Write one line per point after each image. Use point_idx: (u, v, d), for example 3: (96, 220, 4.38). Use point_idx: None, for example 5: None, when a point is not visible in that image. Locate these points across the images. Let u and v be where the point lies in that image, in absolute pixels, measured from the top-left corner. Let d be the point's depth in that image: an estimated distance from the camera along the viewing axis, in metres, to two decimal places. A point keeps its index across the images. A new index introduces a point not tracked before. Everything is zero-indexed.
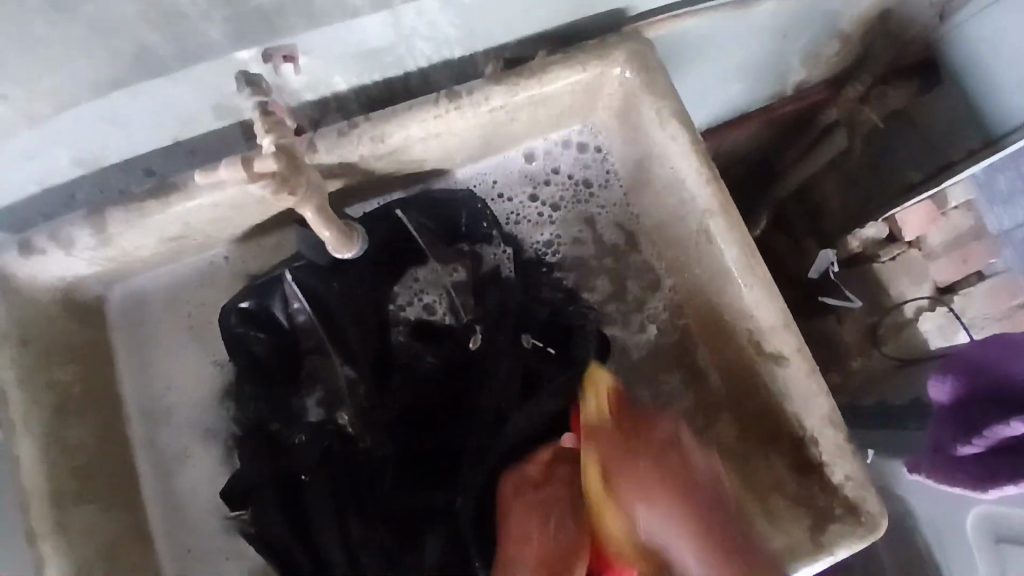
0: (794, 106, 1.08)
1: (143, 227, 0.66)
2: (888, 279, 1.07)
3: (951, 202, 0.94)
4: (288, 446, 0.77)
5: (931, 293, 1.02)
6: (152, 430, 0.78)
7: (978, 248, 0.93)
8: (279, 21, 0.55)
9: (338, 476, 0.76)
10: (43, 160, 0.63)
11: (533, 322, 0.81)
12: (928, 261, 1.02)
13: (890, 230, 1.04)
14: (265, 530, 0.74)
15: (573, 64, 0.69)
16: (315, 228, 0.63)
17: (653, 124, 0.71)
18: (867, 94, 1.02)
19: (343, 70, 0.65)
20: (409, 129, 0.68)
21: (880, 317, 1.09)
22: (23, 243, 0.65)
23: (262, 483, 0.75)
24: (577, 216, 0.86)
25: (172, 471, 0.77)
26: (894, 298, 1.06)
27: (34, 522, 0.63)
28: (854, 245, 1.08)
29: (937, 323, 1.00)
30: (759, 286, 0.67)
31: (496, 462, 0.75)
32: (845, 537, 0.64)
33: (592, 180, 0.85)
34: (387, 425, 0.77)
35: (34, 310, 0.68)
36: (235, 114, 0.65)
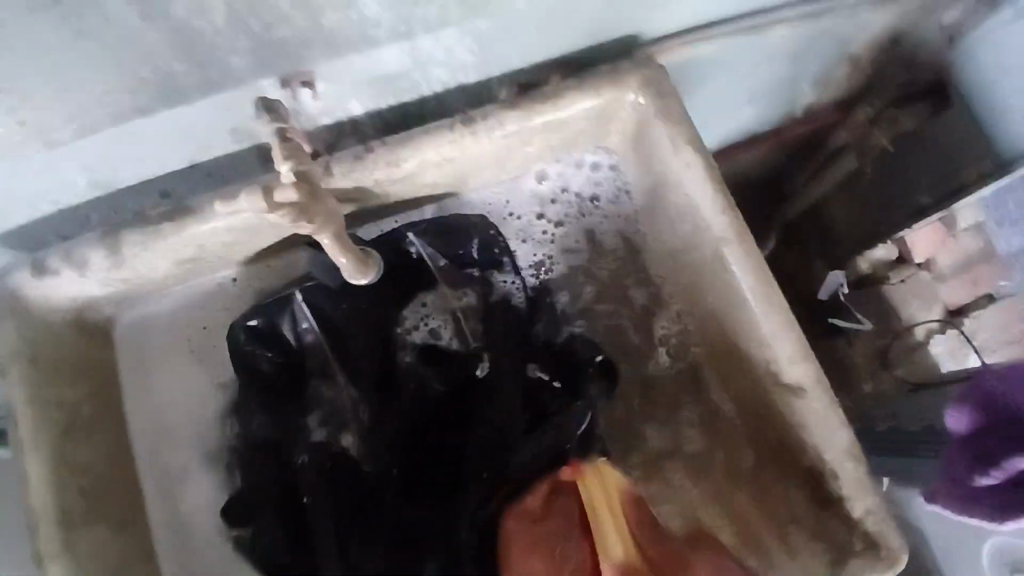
0: (800, 130, 1.08)
1: (157, 250, 0.65)
2: (898, 304, 1.07)
3: (959, 223, 0.94)
4: (287, 467, 0.75)
5: (942, 316, 1.02)
6: (155, 453, 0.76)
7: (989, 269, 0.93)
8: (300, 52, 0.56)
9: (338, 497, 0.74)
10: (58, 181, 0.63)
11: (539, 352, 0.81)
12: (937, 283, 1.02)
13: (901, 251, 1.03)
14: (265, 547, 0.73)
15: (587, 90, 0.70)
16: (333, 254, 0.63)
17: (667, 149, 0.71)
18: (876, 118, 1.02)
19: (359, 94, 0.66)
20: (424, 153, 0.68)
21: (890, 340, 1.09)
22: (37, 264, 0.65)
23: (261, 499, 0.74)
24: (579, 232, 0.86)
25: (176, 495, 0.76)
26: (906, 320, 1.06)
27: (39, 547, 0.62)
28: (863, 265, 1.08)
29: (951, 347, 1.01)
30: (774, 315, 0.66)
31: (499, 495, 0.73)
32: (868, 574, 0.62)
33: (601, 195, 0.84)
34: (390, 447, 0.76)
35: (43, 329, 0.68)
36: (251, 138, 0.65)
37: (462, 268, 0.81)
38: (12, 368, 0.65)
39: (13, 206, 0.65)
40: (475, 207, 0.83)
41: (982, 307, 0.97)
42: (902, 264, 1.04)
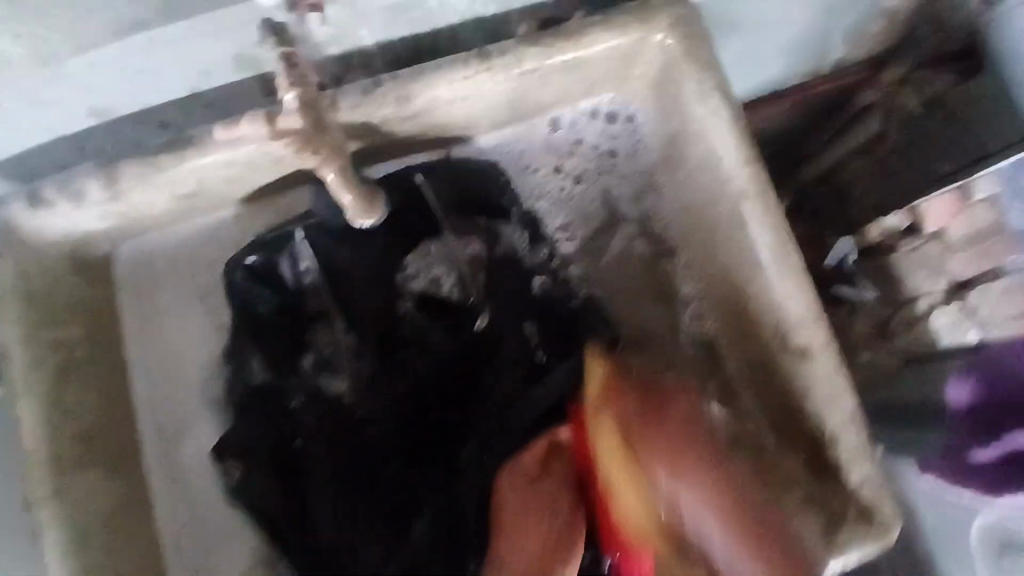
0: (828, 87, 1.02)
1: (152, 183, 0.62)
2: (905, 272, 0.94)
3: (975, 194, 0.81)
4: (286, 411, 0.74)
5: (951, 286, 0.88)
6: (156, 395, 0.75)
7: (999, 241, 0.81)
8: None
9: (338, 444, 0.75)
10: (47, 106, 0.59)
11: (535, 304, 0.80)
12: (947, 254, 0.87)
13: (911, 219, 0.89)
14: (251, 492, 0.72)
15: (613, 27, 0.66)
16: (336, 190, 0.60)
17: (694, 96, 0.67)
18: (907, 78, 0.97)
19: (369, 22, 0.61)
20: (435, 91, 0.64)
21: (892, 311, 0.97)
22: (33, 195, 0.62)
23: (254, 442, 0.73)
24: (597, 193, 0.82)
25: (176, 436, 0.75)
26: (908, 291, 0.94)
27: (36, 484, 0.61)
28: (873, 234, 0.96)
29: (951, 318, 0.89)
30: (792, 274, 0.64)
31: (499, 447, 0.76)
32: (858, 540, 0.60)
33: (618, 150, 0.80)
34: (389, 395, 0.76)
35: (40, 265, 0.65)
36: (255, 65, 0.61)
37: (467, 217, 0.79)
38: (6, 302, 0.62)
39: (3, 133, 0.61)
40: (484, 155, 0.78)
41: (990, 280, 0.83)
42: (913, 232, 0.90)
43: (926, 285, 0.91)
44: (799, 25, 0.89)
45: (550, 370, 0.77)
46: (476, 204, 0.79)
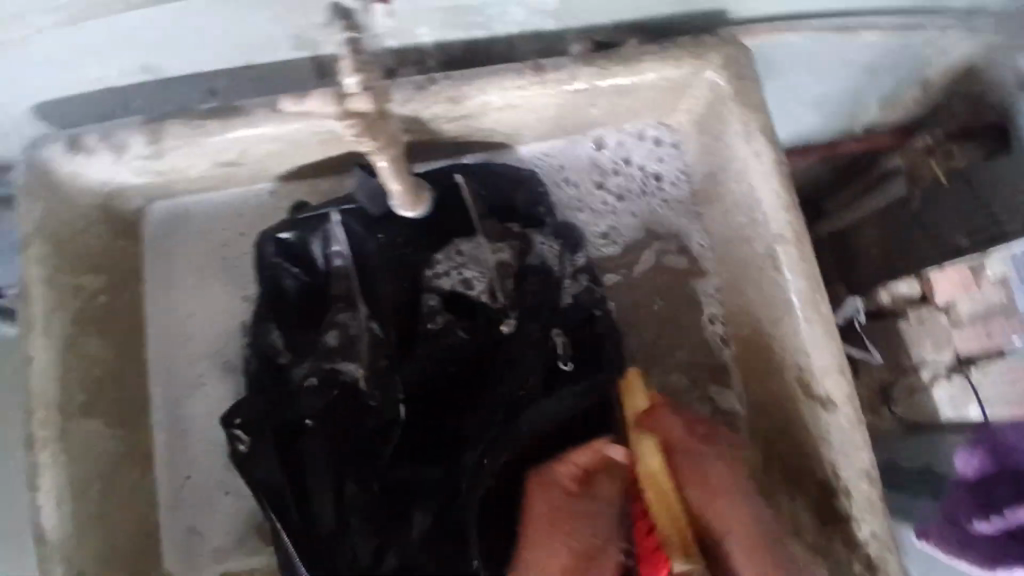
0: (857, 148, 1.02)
1: (198, 146, 0.63)
2: (912, 340, 1.00)
3: (987, 271, 0.86)
4: (297, 391, 0.72)
5: (951, 360, 0.93)
6: (167, 355, 0.75)
7: (1003, 324, 0.85)
8: None
9: (346, 432, 0.73)
10: (102, 59, 0.60)
11: (564, 315, 0.75)
12: (953, 328, 0.92)
13: (923, 289, 0.96)
14: (263, 471, 0.71)
15: (667, 59, 0.67)
16: (386, 179, 0.60)
17: (738, 136, 0.68)
18: (935, 147, 0.95)
19: (430, 21, 0.62)
20: (488, 96, 0.65)
21: (899, 373, 1.03)
22: (74, 139, 0.62)
23: (268, 415, 0.72)
24: (641, 210, 0.82)
25: (179, 397, 0.75)
26: (914, 359, 1.00)
27: (37, 426, 0.61)
28: (884, 298, 1.02)
29: (951, 392, 0.95)
30: (818, 321, 0.65)
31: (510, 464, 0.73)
32: None
33: (664, 176, 0.81)
34: (404, 388, 0.73)
35: (72, 211, 0.65)
36: (313, 48, 0.62)
37: (504, 222, 0.76)
38: (34, 241, 0.62)
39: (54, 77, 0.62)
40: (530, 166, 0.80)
41: (991, 360, 0.87)
42: (925, 302, 0.96)
43: (930, 355, 0.97)
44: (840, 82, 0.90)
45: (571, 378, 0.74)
46: (513, 209, 0.77)
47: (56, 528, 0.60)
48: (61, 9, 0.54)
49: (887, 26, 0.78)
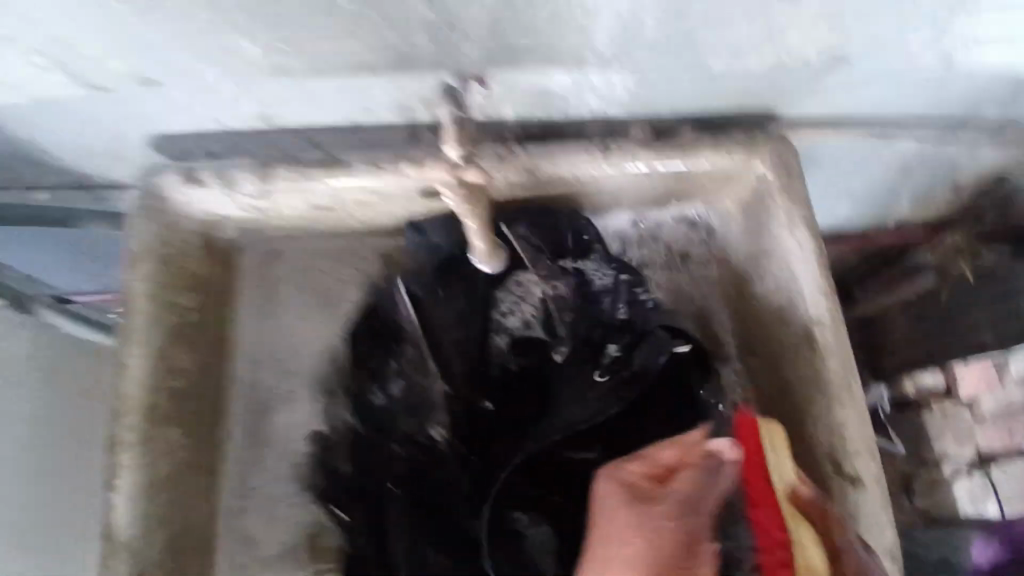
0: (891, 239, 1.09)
1: (302, 191, 0.71)
2: (933, 434, 1.07)
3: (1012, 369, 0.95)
4: (379, 456, 0.74)
5: (971, 457, 1.01)
6: (250, 375, 0.81)
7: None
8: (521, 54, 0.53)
9: (426, 491, 0.72)
10: (229, 108, 0.66)
11: (614, 332, 0.74)
12: (976, 426, 1.00)
13: (947, 382, 1.03)
14: (357, 541, 0.73)
15: (723, 152, 0.74)
16: (470, 237, 0.72)
17: (782, 226, 0.75)
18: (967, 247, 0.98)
19: (514, 102, 0.71)
20: (559, 168, 0.73)
21: (917, 468, 1.09)
22: (189, 173, 0.70)
23: (356, 490, 0.74)
24: (666, 282, 0.87)
25: (262, 424, 0.80)
26: (937, 452, 1.06)
27: (123, 429, 0.67)
28: (907, 387, 1.09)
29: (971, 490, 1.01)
30: (851, 404, 0.72)
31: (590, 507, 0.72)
32: None
33: (691, 253, 0.87)
34: (473, 439, 0.73)
35: (179, 236, 0.73)
36: (411, 115, 0.70)
37: (557, 258, 0.76)
38: (145, 260, 0.70)
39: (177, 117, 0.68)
40: None
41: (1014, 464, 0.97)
42: (948, 397, 1.03)
43: (954, 452, 1.04)
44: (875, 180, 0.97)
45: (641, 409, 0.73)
46: (565, 244, 0.77)
47: (127, 525, 0.65)
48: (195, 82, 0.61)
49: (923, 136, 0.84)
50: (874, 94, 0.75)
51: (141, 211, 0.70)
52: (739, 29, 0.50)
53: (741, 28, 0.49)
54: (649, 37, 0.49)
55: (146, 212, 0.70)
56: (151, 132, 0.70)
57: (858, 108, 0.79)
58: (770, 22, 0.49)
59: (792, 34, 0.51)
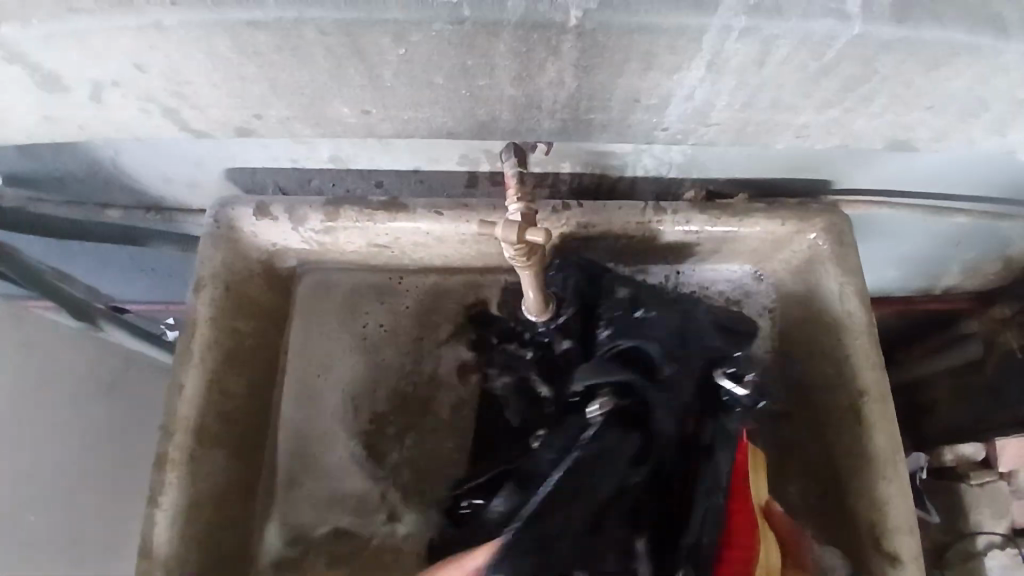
0: (933, 306, 1.07)
1: (363, 229, 0.74)
2: (970, 505, 1.07)
3: None
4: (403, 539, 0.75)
5: (1005, 531, 1.05)
6: (297, 411, 0.80)
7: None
8: (595, 132, 0.51)
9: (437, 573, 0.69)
10: (307, 147, 0.71)
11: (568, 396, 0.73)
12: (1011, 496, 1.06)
13: (988, 452, 1.06)
14: None
15: (774, 218, 0.76)
16: (526, 287, 0.71)
17: (832, 294, 0.76)
18: (1011, 318, 1.02)
19: (571, 159, 0.73)
20: (611, 225, 0.74)
21: (951, 539, 1.07)
22: (261, 206, 0.74)
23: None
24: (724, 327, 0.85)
25: (311, 468, 0.78)
26: (971, 525, 1.06)
27: (173, 446, 0.68)
28: (948, 456, 1.08)
29: (1001, 563, 1.02)
30: (895, 481, 0.70)
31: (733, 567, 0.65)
32: None
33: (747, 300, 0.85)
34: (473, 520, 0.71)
35: (243, 263, 0.76)
36: (472, 165, 0.73)
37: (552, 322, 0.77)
38: (209, 284, 0.73)
39: (256, 152, 0.73)
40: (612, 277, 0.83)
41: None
42: (986, 469, 1.06)
43: (989, 526, 1.05)
44: (923, 250, 0.96)
45: (608, 477, 0.65)
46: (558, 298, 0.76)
47: (165, 543, 0.65)
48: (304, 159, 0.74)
49: (975, 212, 0.83)
50: (928, 167, 0.76)
51: (210, 238, 0.74)
52: (809, 118, 0.51)
53: (813, 117, 0.51)
54: (719, 120, 0.51)
55: (215, 239, 0.74)
56: (229, 166, 0.75)
57: (913, 182, 0.79)
58: (841, 113, 0.51)
59: (862, 123, 0.52)
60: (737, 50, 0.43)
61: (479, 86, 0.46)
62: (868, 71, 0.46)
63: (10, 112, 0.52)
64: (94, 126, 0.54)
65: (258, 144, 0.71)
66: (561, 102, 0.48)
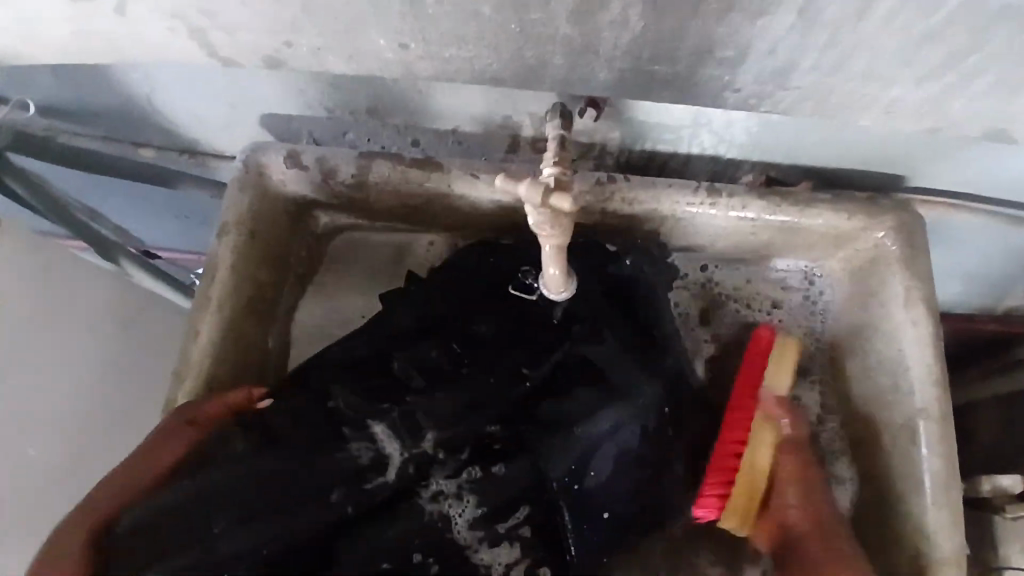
0: (994, 328, 0.95)
1: (396, 186, 0.70)
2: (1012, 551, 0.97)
3: None
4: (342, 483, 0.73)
5: None
6: None
7: None
8: (656, 90, 0.46)
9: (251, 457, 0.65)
10: (345, 95, 0.68)
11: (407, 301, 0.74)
12: None
13: None
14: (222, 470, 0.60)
15: (838, 209, 0.69)
16: (545, 263, 0.60)
17: (898, 302, 0.69)
18: None
19: (622, 129, 0.68)
20: (660, 204, 0.68)
21: None
22: (291, 152, 0.70)
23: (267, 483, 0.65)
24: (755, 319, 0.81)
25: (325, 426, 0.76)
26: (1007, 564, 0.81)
27: (182, 393, 0.64)
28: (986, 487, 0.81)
29: None
30: (949, 510, 0.64)
31: (519, 460, 0.62)
32: None
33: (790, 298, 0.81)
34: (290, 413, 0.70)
35: (270, 209, 0.71)
36: (515, 127, 0.69)
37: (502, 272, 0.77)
38: (232, 231, 0.68)
39: (292, 97, 0.70)
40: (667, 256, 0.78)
41: None
42: None
43: None
44: (989, 265, 0.88)
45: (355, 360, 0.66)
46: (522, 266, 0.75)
47: None
48: (338, 108, 0.71)
49: None
50: (1013, 170, 0.68)
51: (235, 180, 0.69)
52: (903, 90, 0.45)
53: (904, 92, 0.45)
54: (800, 85, 0.45)
55: (243, 184, 0.69)
56: (263, 113, 0.73)
57: (995, 185, 0.71)
58: (942, 88, 0.44)
59: (960, 106, 0.46)
60: (838, 1, 0.38)
61: (534, 26, 0.42)
62: (982, 38, 0.40)
63: (35, 22, 0.49)
64: (117, 47, 0.51)
65: (294, 88, 0.68)
66: (623, 51, 0.43)
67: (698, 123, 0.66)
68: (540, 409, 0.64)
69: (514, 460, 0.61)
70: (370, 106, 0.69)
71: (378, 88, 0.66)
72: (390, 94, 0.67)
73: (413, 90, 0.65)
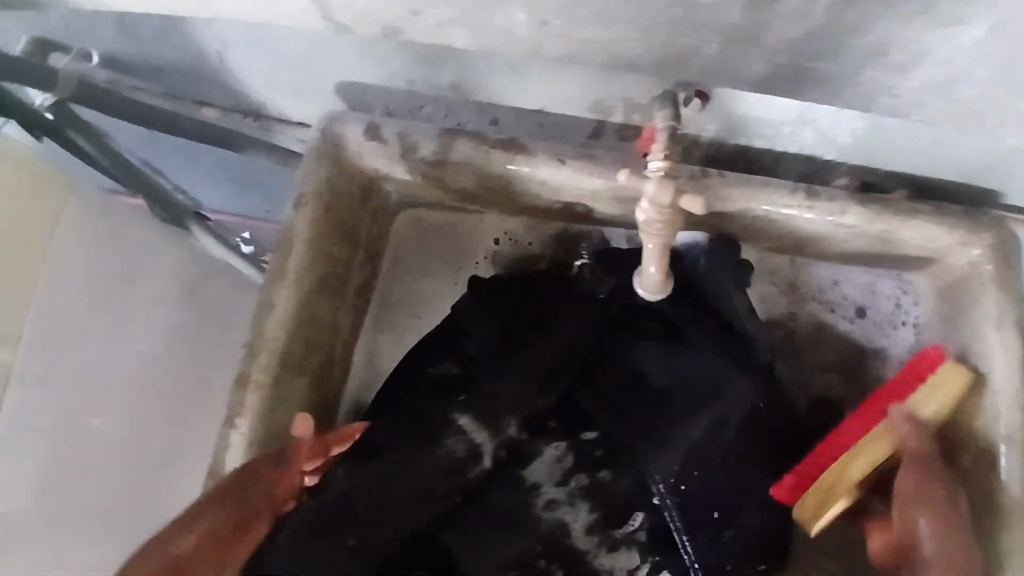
0: None
1: (476, 166, 0.67)
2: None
3: None
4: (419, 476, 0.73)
5: None
6: None
7: None
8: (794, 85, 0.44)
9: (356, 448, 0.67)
10: (432, 69, 0.66)
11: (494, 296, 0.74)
12: None
13: None
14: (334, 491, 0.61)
15: (940, 222, 0.65)
16: (646, 260, 0.61)
17: (989, 326, 0.65)
18: None
19: (720, 122, 0.65)
20: (753, 205, 0.65)
21: None
22: (372, 125, 0.67)
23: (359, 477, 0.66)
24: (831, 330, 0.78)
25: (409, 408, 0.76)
26: None
27: (257, 366, 0.63)
28: None
29: None
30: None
31: (621, 465, 0.64)
32: None
33: (871, 310, 0.77)
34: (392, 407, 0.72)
35: (344, 182, 0.69)
36: (605, 114, 0.66)
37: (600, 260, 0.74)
38: (308, 202, 0.66)
39: (376, 67, 0.67)
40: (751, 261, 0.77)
41: None
42: None
43: None
44: None
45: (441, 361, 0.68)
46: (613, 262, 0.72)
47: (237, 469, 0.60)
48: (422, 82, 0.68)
49: None
50: None
51: (312, 149, 0.67)
52: None
53: None
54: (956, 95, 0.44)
55: (320, 154, 0.67)
56: (341, 81, 0.70)
57: None
58: None
59: None
60: None
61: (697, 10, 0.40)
62: None
63: None
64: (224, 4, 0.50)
65: (380, 58, 0.65)
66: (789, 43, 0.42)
67: (803, 121, 0.63)
68: (635, 408, 0.64)
69: (617, 466, 0.64)
70: (456, 82, 0.67)
71: (469, 63, 0.64)
72: (481, 70, 0.64)
73: (507, 66, 0.63)
